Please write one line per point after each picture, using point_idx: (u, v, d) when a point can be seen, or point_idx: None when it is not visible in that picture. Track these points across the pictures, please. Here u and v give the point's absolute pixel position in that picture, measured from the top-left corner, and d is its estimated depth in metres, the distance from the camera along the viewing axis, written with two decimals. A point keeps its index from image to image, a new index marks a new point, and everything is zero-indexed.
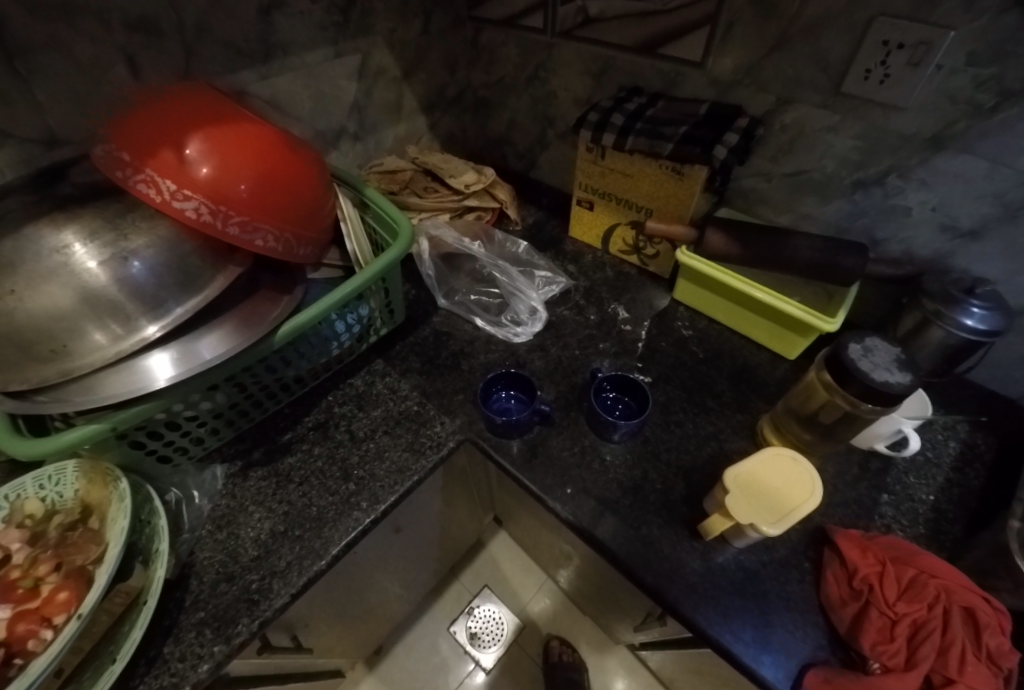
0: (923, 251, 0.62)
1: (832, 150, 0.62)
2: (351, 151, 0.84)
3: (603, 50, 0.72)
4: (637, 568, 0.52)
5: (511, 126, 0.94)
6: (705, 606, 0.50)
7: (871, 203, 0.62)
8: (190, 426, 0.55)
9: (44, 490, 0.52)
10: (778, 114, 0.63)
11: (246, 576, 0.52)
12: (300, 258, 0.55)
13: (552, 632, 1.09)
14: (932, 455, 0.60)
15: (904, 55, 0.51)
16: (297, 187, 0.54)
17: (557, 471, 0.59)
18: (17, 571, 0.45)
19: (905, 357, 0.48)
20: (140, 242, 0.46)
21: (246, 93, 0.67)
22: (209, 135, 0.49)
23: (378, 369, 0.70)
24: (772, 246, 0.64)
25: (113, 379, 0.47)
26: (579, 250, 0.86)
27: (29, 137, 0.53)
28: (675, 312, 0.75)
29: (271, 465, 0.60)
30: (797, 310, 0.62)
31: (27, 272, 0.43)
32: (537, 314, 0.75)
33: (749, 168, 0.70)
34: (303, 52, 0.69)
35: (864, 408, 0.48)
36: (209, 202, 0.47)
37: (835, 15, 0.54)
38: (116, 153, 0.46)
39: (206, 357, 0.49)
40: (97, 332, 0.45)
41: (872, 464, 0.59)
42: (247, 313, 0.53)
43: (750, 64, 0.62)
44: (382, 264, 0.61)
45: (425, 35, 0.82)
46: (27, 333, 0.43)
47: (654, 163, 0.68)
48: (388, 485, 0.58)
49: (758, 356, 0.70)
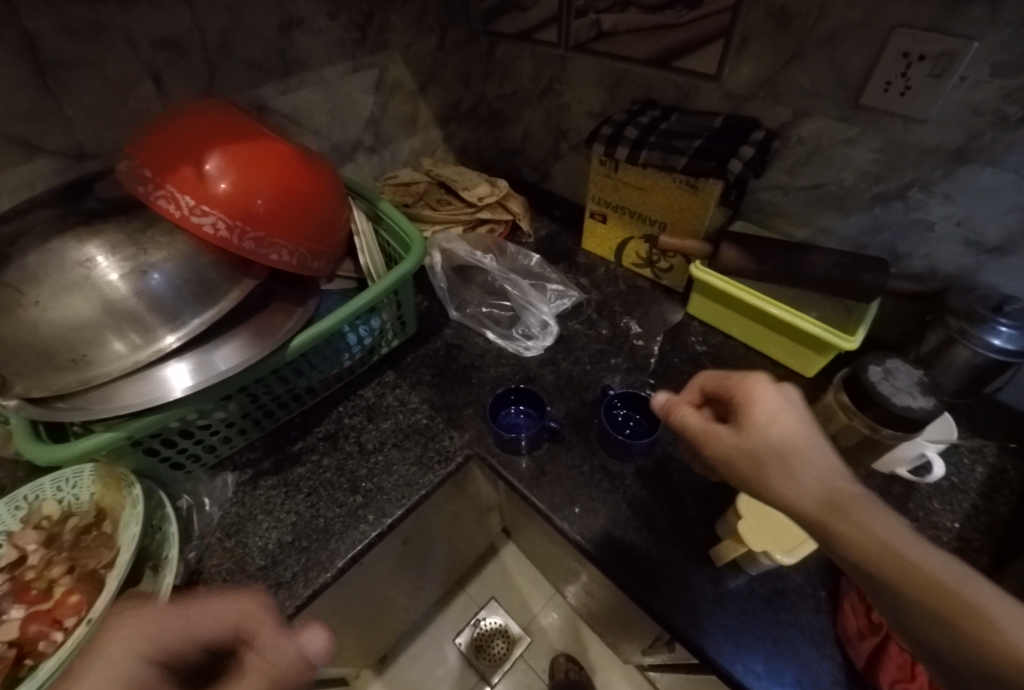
0: (947, 266, 0.60)
1: (851, 163, 0.60)
2: (367, 163, 0.85)
3: (617, 63, 0.72)
4: (645, 591, 0.50)
5: (525, 138, 0.94)
6: (716, 634, 0.48)
7: (892, 217, 0.61)
8: (204, 434, 0.56)
9: (61, 492, 0.54)
10: (795, 127, 0.62)
11: (253, 585, 0.52)
12: (314, 271, 0.56)
13: (559, 649, 1.07)
14: (958, 481, 0.57)
15: (925, 67, 0.50)
16: (313, 202, 0.54)
17: (565, 488, 0.58)
18: (32, 573, 0.47)
19: (929, 380, 0.46)
20: (160, 256, 0.47)
21: (266, 108, 0.68)
22: (227, 152, 0.50)
23: (389, 380, 0.70)
24: (789, 261, 0.63)
25: (131, 388, 0.48)
26: (592, 263, 0.85)
27: (59, 151, 0.55)
28: (689, 327, 0.74)
29: (281, 474, 0.61)
30: (814, 328, 0.60)
31: (51, 284, 0.44)
32: (548, 327, 0.74)
33: (766, 181, 0.69)
34: (322, 67, 0.71)
35: (884, 433, 0.46)
36: (226, 217, 0.48)
37: (854, 27, 0.52)
38: (139, 169, 0.48)
39: (220, 368, 0.50)
40: (117, 341, 0.46)
41: (893, 489, 0.57)
42: (261, 325, 0.54)
43: (765, 76, 0.61)
44: (396, 276, 0.62)
45: (441, 49, 0.83)
46: (49, 342, 0.45)
47: (668, 177, 0.67)
48: (395, 498, 0.58)
49: (774, 374, 0.68)
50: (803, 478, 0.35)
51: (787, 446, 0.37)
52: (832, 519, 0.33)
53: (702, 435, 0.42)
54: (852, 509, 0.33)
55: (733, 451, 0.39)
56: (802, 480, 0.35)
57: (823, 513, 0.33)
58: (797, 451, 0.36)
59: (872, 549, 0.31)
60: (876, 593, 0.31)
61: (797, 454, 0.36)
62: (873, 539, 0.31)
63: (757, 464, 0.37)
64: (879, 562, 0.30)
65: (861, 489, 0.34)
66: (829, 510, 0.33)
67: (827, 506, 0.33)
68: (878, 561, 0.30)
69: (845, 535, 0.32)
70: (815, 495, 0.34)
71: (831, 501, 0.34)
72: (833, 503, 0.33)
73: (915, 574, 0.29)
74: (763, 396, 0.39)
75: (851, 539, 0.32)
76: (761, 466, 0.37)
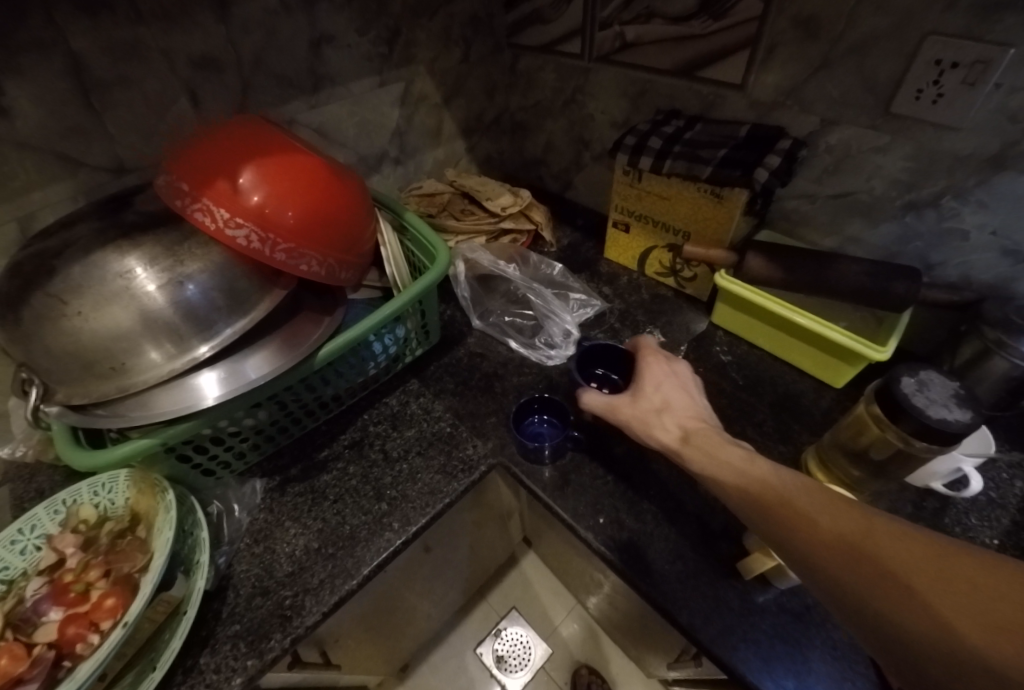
0: (982, 275, 0.59)
1: (881, 172, 0.59)
2: (392, 173, 0.87)
3: (639, 73, 0.73)
4: (671, 605, 0.50)
5: (547, 147, 0.95)
6: (746, 650, 0.47)
7: (924, 226, 0.60)
8: (234, 441, 0.57)
9: (98, 496, 0.55)
10: (823, 135, 0.62)
11: (281, 592, 0.53)
12: (341, 281, 0.57)
13: (580, 660, 1.06)
14: (997, 496, 0.55)
15: (959, 74, 0.49)
16: (341, 213, 0.56)
17: (590, 499, 0.58)
18: (70, 575, 0.48)
19: (965, 392, 0.45)
20: (196, 267, 0.49)
21: (295, 122, 0.70)
22: (261, 166, 0.51)
23: (413, 389, 0.71)
24: (818, 270, 0.62)
25: (164, 396, 0.49)
26: (614, 272, 0.85)
27: (99, 166, 0.57)
28: (714, 337, 0.74)
29: (307, 481, 0.62)
30: (843, 338, 0.59)
31: (93, 294, 0.46)
32: (571, 336, 0.75)
33: (792, 189, 0.68)
34: (350, 82, 0.72)
35: (918, 448, 0.45)
36: (259, 230, 0.49)
37: (883, 35, 0.52)
38: (176, 184, 0.49)
39: (251, 376, 0.51)
40: (153, 350, 0.47)
41: (928, 503, 0.55)
42: (291, 334, 0.55)
43: (792, 85, 0.61)
44: (421, 287, 0.63)
45: (465, 61, 0.84)
46: (90, 352, 0.46)
47: (693, 187, 0.67)
48: (420, 507, 0.59)
49: (802, 385, 0.67)
50: (678, 427, 0.50)
51: (665, 405, 0.53)
52: (740, 482, 0.42)
53: (608, 403, 0.54)
54: (709, 444, 0.47)
55: (632, 412, 0.52)
56: (699, 441, 0.48)
57: (688, 449, 0.48)
58: (674, 408, 0.52)
59: (811, 511, 0.37)
60: (823, 571, 0.35)
61: (671, 413, 0.52)
62: (807, 499, 0.38)
63: (645, 419, 0.52)
64: (823, 526, 0.36)
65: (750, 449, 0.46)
66: (693, 445, 0.48)
67: (734, 473, 0.43)
68: (819, 524, 0.36)
69: (784, 508, 0.38)
70: (685, 435, 0.49)
71: (737, 468, 0.43)
72: (711, 450, 0.46)
73: (857, 530, 0.34)
74: (648, 379, 0.56)
75: (788, 504, 0.38)
76: (647, 420, 0.52)
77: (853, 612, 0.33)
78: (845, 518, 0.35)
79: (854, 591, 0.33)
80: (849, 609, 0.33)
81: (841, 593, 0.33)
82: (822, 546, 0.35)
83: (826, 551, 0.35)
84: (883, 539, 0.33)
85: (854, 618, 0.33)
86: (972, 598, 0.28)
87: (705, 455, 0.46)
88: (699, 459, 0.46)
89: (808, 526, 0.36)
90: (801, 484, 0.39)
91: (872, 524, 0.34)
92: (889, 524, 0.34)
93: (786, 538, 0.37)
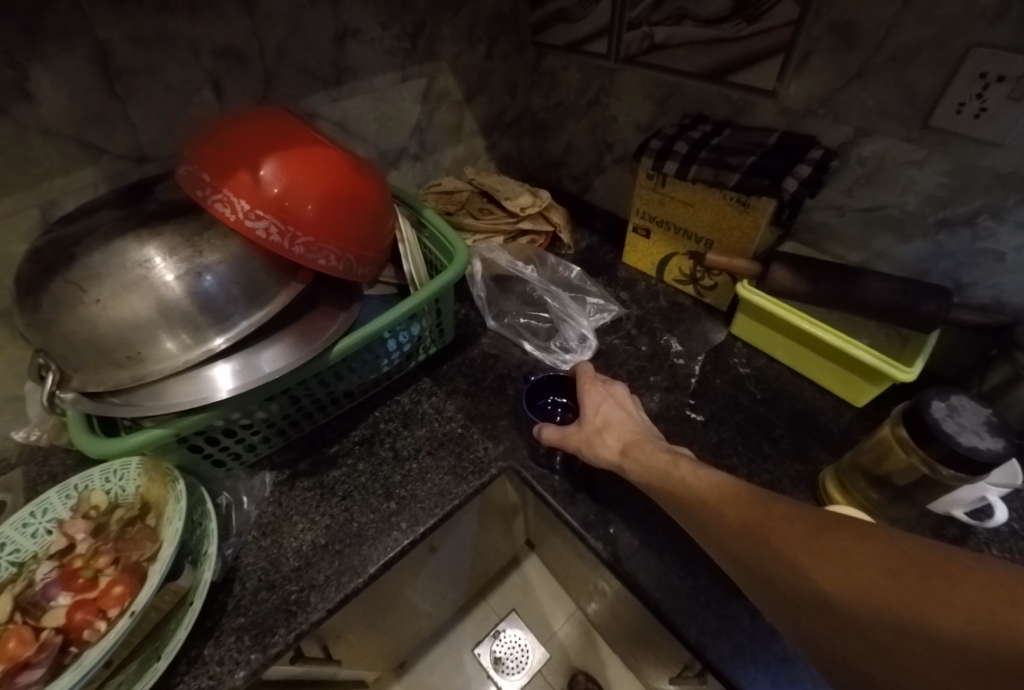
0: (1016, 298, 0.57)
1: (915, 186, 0.58)
2: (410, 170, 0.86)
3: (667, 76, 0.71)
4: (679, 621, 0.49)
5: (568, 148, 0.94)
6: (754, 672, 0.46)
7: (958, 246, 0.58)
8: (245, 433, 0.57)
9: (109, 483, 0.55)
10: (855, 147, 0.60)
11: (287, 587, 0.53)
12: (358, 277, 0.56)
13: (577, 665, 1.06)
14: (1021, 527, 0.54)
15: (1004, 89, 0.48)
16: (360, 209, 0.55)
17: (601, 508, 0.57)
18: (79, 561, 0.48)
19: (997, 420, 0.43)
20: (214, 258, 0.48)
21: (316, 115, 0.69)
22: (282, 157, 0.51)
23: (425, 388, 0.70)
24: (844, 286, 0.61)
25: (179, 387, 0.49)
26: (632, 277, 0.84)
27: (121, 154, 0.57)
28: (732, 348, 0.72)
29: (316, 476, 0.62)
30: (867, 356, 0.58)
31: (111, 282, 0.45)
32: (587, 341, 0.74)
33: (820, 201, 0.67)
34: (373, 76, 0.72)
35: (944, 474, 0.44)
36: (279, 223, 0.49)
37: (925, 46, 0.50)
38: (198, 173, 0.49)
39: (266, 370, 0.51)
40: (169, 341, 0.47)
41: (948, 530, 0.54)
42: (306, 329, 0.55)
43: (826, 95, 0.59)
44: (438, 285, 0.62)
45: (489, 58, 0.83)
46: (107, 340, 0.46)
47: (718, 194, 0.66)
48: (428, 507, 0.58)
49: (822, 402, 0.65)
50: (618, 443, 0.52)
51: (605, 422, 0.55)
52: (669, 489, 0.44)
53: (557, 433, 0.56)
54: (645, 453, 0.49)
55: (578, 437, 0.55)
56: (635, 452, 0.50)
57: (628, 461, 0.49)
58: (613, 425, 0.54)
59: (718, 505, 0.39)
60: (736, 562, 0.37)
61: (611, 429, 0.54)
62: (716, 496, 0.40)
63: (590, 441, 0.54)
64: (731, 520, 0.38)
65: (688, 453, 0.48)
66: (631, 457, 0.49)
67: (659, 475, 0.46)
68: (728, 519, 0.38)
69: (699, 503, 0.41)
70: (623, 448, 0.51)
71: (660, 471, 0.46)
72: (644, 460, 0.48)
73: (757, 519, 0.36)
74: (589, 399, 0.58)
75: (703, 502, 0.40)
76: (591, 440, 0.54)
77: (763, 596, 0.35)
78: (749, 509, 0.37)
79: (758, 575, 0.35)
80: (757, 590, 0.36)
81: (749, 577, 0.36)
82: (730, 535, 0.37)
83: (734, 543, 0.37)
84: (775, 523, 0.35)
85: (761, 597, 0.35)
86: (848, 571, 0.31)
87: (639, 465, 0.48)
88: (637, 470, 0.48)
89: (720, 520, 0.38)
90: (713, 482, 0.41)
91: (765, 509, 0.36)
92: (780, 508, 0.36)
93: (704, 531, 0.40)
